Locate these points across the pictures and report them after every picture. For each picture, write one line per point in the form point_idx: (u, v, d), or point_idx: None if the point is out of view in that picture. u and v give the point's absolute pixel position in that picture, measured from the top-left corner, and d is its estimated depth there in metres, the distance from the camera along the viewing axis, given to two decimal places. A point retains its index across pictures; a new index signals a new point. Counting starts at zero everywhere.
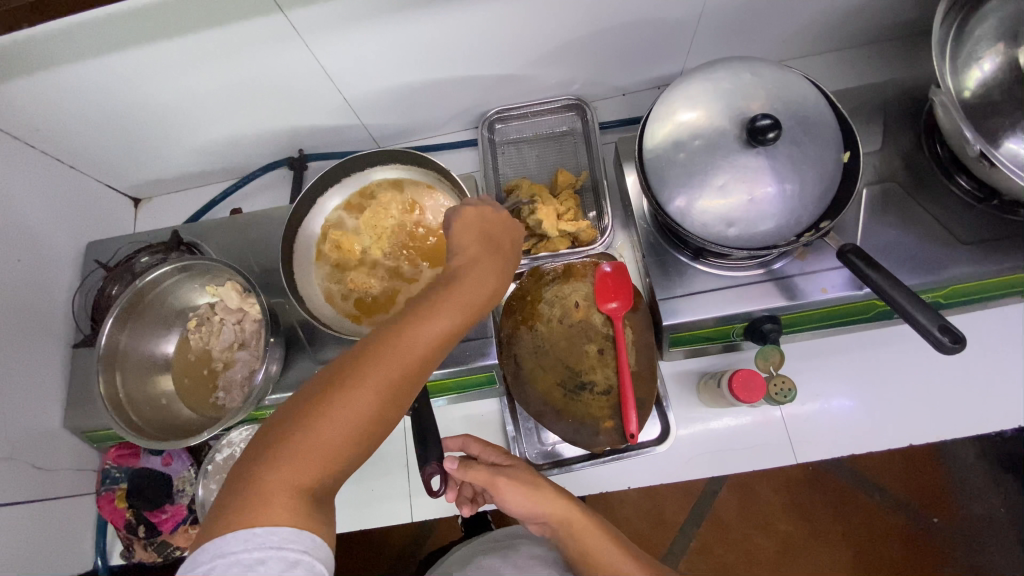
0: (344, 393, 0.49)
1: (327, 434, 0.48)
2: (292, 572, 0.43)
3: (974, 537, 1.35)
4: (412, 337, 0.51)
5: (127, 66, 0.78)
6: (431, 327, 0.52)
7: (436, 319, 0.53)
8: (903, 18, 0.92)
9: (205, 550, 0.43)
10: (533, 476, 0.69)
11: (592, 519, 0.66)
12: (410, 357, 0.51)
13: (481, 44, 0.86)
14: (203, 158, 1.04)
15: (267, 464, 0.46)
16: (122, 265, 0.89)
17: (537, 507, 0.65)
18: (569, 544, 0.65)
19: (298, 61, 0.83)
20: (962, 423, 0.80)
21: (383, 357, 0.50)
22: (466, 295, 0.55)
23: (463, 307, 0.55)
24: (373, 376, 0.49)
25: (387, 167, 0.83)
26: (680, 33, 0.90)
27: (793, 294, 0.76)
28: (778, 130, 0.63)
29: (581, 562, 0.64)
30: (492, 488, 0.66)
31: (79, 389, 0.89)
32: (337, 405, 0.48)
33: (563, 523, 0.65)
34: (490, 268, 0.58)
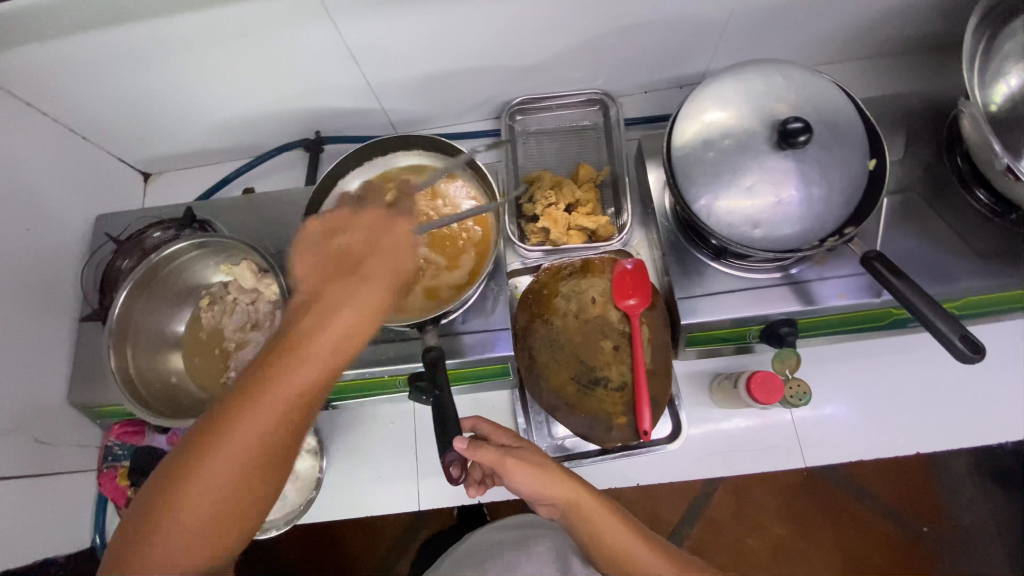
0: (201, 472, 0.49)
1: (196, 513, 0.49)
2: None
3: (961, 547, 1.38)
4: (264, 402, 0.50)
5: (150, 37, 0.77)
6: (283, 386, 0.50)
7: (287, 376, 0.50)
8: (927, 31, 0.93)
9: None
10: (542, 457, 0.69)
11: (600, 501, 0.67)
12: (268, 421, 0.50)
13: (509, 33, 0.85)
14: (218, 135, 1.03)
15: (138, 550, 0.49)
16: (134, 239, 0.87)
17: (547, 489, 0.66)
18: (578, 524, 0.67)
19: (324, 41, 0.82)
20: (969, 433, 0.81)
21: (238, 431, 0.49)
22: (318, 342, 0.51)
23: (319, 356, 0.51)
24: (231, 451, 0.49)
25: (411, 152, 0.82)
26: (708, 33, 0.90)
27: (809, 299, 0.77)
28: (809, 133, 0.64)
29: (589, 542, 0.66)
30: (502, 470, 0.66)
31: (83, 363, 0.87)
32: (196, 485, 0.49)
33: (573, 505, 0.66)
34: (350, 302, 0.52)
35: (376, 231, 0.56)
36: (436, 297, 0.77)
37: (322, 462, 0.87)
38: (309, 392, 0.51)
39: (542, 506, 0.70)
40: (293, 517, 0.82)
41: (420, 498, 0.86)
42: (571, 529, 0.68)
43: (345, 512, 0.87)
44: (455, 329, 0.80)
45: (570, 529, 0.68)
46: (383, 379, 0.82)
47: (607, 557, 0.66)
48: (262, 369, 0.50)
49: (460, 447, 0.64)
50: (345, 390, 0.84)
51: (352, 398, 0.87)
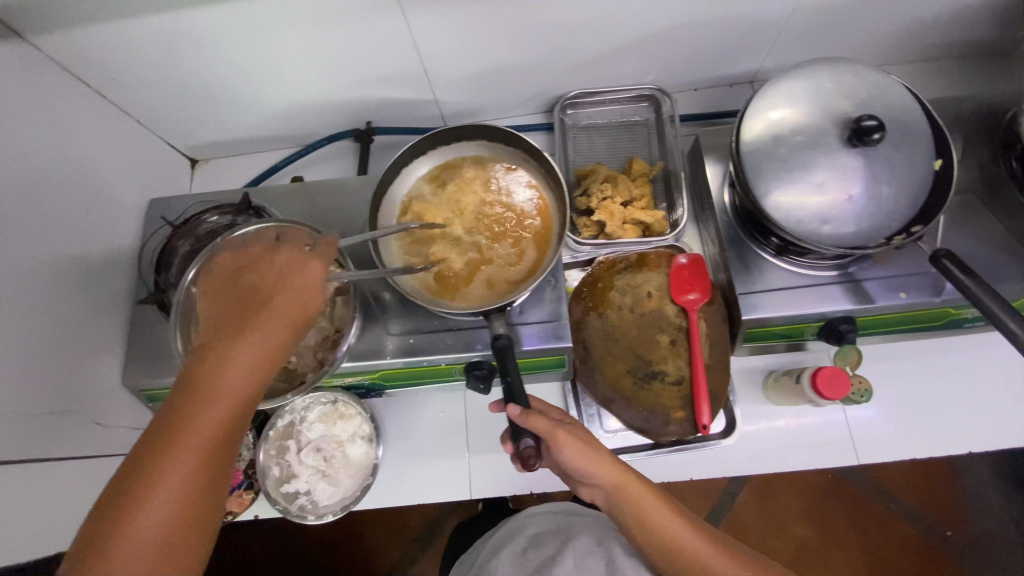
0: (130, 534, 0.49)
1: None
2: None
3: (985, 552, 1.38)
4: (185, 448, 0.51)
5: (219, 20, 0.77)
6: (200, 429, 0.52)
7: (201, 417, 0.52)
8: (982, 35, 0.93)
9: None
10: (587, 435, 0.68)
11: (646, 486, 0.66)
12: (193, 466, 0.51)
13: (571, 27, 0.85)
14: (268, 123, 1.03)
15: None
16: (191, 222, 0.88)
17: (592, 470, 0.64)
18: (621, 505, 0.65)
19: (388, 30, 0.82)
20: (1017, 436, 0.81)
21: (165, 477, 0.50)
22: (228, 377, 0.54)
23: (238, 383, 0.54)
24: (164, 490, 0.50)
25: (472, 143, 0.82)
26: (766, 32, 0.90)
27: (869, 297, 0.77)
28: (884, 131, 0.65)
29: (634, 526, 0.64)
30: (551, 441, 0.64)
31: (135, 344, 0.86)
32: (127, 549, 0.48)
33: (617, 487, 0.65)
34: (258, 334, 0.55)
35: (283, 258, 0.59)
36: (498, 285, 0.76)
37: (376, 448, 0.86)
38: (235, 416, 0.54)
39: (584, 488, 0.68)
40: (349, 503, 0.82)
41: (472, 487, 0.88)
42: (613, 512, 0.66)
43: (394, 498, 0.88)
44: (515, 319, 0.80)
45: (613, 512, 0.66)
46: (438, 368, 0.82)
47: (652, 540, 0.63)
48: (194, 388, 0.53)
49: (514, 413, 0.65)
50: (398, 377, 0.84)
51: (403, 385, 0.87)
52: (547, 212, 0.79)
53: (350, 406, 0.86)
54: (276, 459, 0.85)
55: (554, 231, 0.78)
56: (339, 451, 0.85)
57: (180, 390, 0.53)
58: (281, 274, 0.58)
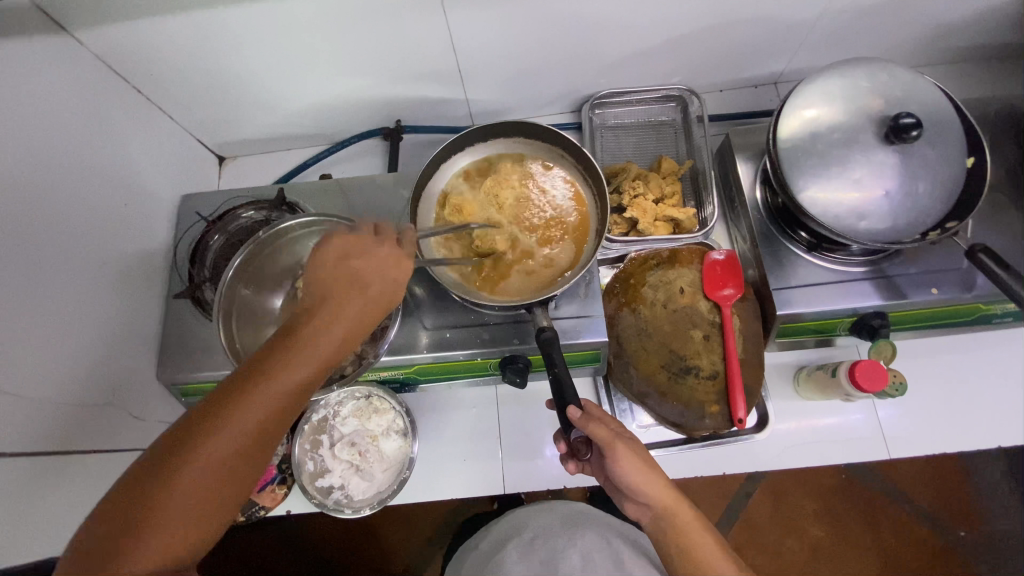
0: (165, 500, 0.49)
1: (158, 541, 0.48)
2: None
3: (998, 551, 1.39)
4: (243, 416, 0.52)
5: (263, 16, 0.78)
6: (260, 398, 0.53)
7: (262, 388, 0.53)
8: (1004, 38, 0.95)
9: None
10: (646, 455, 0.67)
11: (696, 516, 0.65)
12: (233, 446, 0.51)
13: (607, 27, 0.86)
14: (299, 120, 1.04)
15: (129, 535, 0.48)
16: (226, 217, 0.89)
17: (645, 487, 0.64)
18: (666, 529, 0.64)
19: (427, 28, 0.83)
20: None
21: (222, 435, 0.51)
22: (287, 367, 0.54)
23: (309, 360, 0.55)
24: (223, 444, 0.51)
25: (509, 140, 0.83)
26: (795, 34, 0.92)
27: (902, 292, 0.78)
28: (921, 129, 0.66)
29: (676, 552, 0.63)
30: (607, 450, 0.64)
31: (169, 337, 0.86)
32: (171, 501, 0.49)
33: (665, 510, 0.65)
34: (322, 332, 0.56)
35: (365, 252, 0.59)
36: (538, 278, 0.77)
37: (411, 444, 0.86)
38: (298, 391, 0.55)
39: (630, 504, 0.68)
40: (385, 497, 0.82)
41: (506, 482, 0.88)
42: (655, 537, 0.65)
43: (426, 492, 0.88)
44: (552, 314, 0.81)
45: (656, 535, 0.65)
46: (473, 362, 0.82)
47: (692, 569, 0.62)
48: (266, 361, 0.54)
49: (570, 414, 0.65)
50: (434, 372, 0.84)
51: (437, 380, 0.87)
52: (585, 207, 0.80)
53: (383, 400, 0.87)
54: (310, 453, 0.85)
55: (592, 225, 0.79)
56: (373, 446, 0.85)
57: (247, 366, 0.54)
58: (360, 271, 0.58)
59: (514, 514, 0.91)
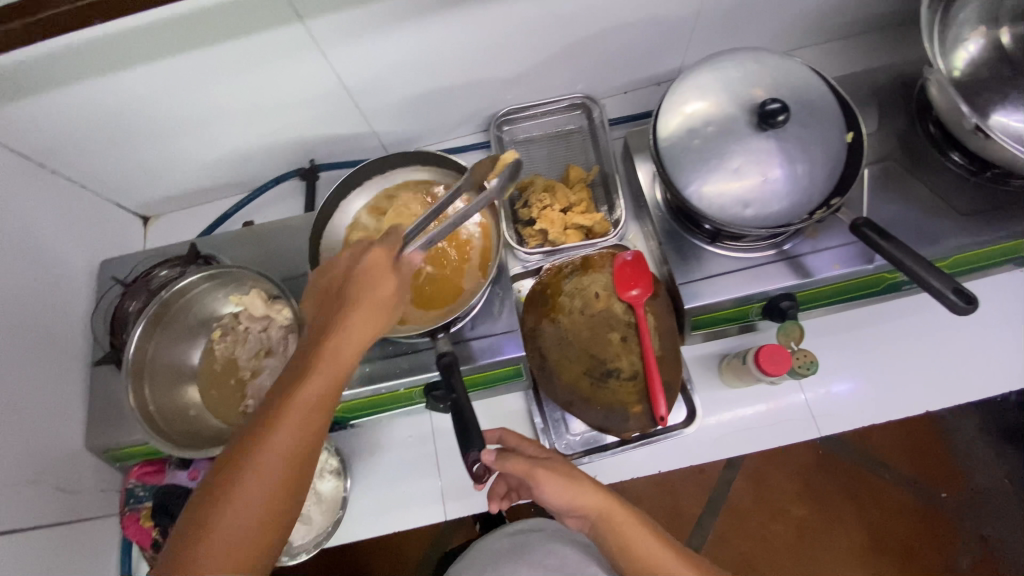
0: (225, 512, 0.49)
1: (228, 549, 0.49)
2: None
3: (982, 508, 1.38)
4: (292, 419, 0.53)
5: (147, 79, 0.79)
6: (305, 398, 0.53)
7: (304, 391, 0.54)
8: (887, 9, 0.97)
9: None
10: (569, 469, 0.70)
11: (633, 512, 0.66)
12: (248, 512, 0.50)
13: (494, 48, 0.88)
14: (214, 172, 1.05)
15: (194, 554, 0.48)
16: (141, 279, 0.89)
17: (575, 499, 0.66)
18: (604, 537, 0.65)
19: (314, 71, 0.84)
20: (960, 395, 0.84)
21: (276, 439, 0.52)
22: (279, 423, 0.52)
23: (344, 352, 0.57)
24: (280, 446, 0.52)
25: (408, 168, 0.84)
26: (681, 31, 0.93)
27: (805, 271, 0.79)
28: (788, 112, 0.68)
29: (616, 553, 0.64)
30: (530, 478, 0.68)
31: (100, 405, 0.87)
32: (234, 513, 0.49)
33: (601, 516, 0.65)
34: (327, 355, 0.56)
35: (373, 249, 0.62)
36: (444, 303, 0.78)
37: (345, 482, 0.87)
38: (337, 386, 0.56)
39: (571, 519, 0.69)
40: (321, 540, 0.84)
41: (449, 508, 0.88)
42: (600, 545, 0.66)
43: (372, 530, 0.87)
44: (463, 336, 0.82)
45: (599, 542, 0.66)
46: (398, 393, 0.83)
47: (632, 564, 0.62)
48: (305, 366, 0.55)
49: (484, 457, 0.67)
50: (360, 408, 0.84)
51: (367, 415, 0.88)
52: (487, 229, 0.81)
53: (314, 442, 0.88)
54: None
55: (496, 247, 0.80)
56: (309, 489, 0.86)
57: (291, 375, 0.55)
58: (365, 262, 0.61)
59: (475, 544, 0.94)
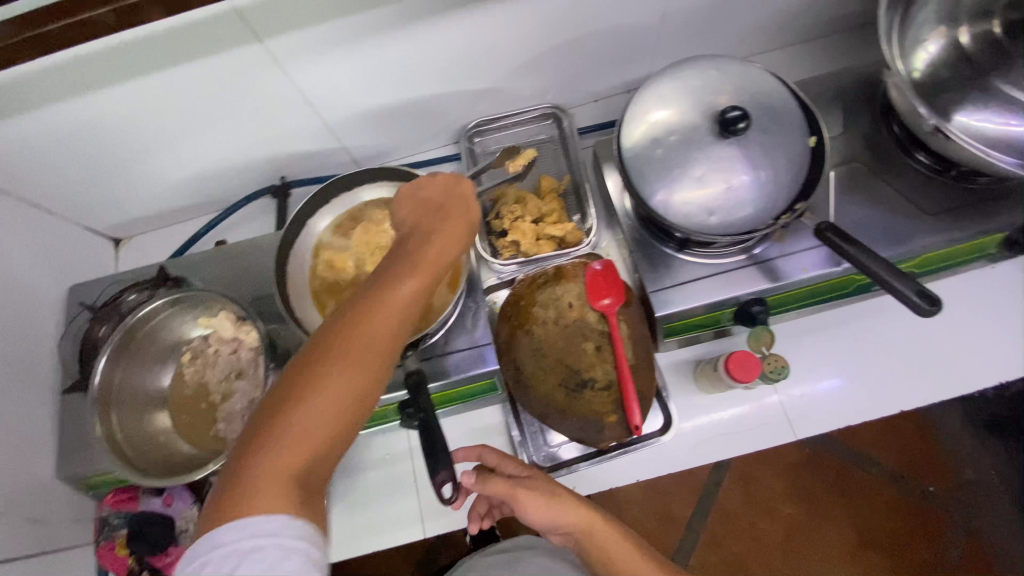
0: (303, 404, 0.48)
1: (303, 438, 0.47)
2: (286, 561, 0.43)
3: (973, 502, 1.36)
4: (381, 319, 0.52)
5: (108, 104, 0.78)
6: (395, 301, 0.53)
7: (395, 295, 0.53)
8: (850, 11, 0.98)
9: (202, 543, 0.44)
10: (550, 485, 0.71)
11: (614, 525, 0.69)
12: (333, 401, 0.48)
13: (460, 62, 0.88)
14: (184, 192, 1.04)
15: (268, 444, 0.47)
16: (110, 304, 0.88)
17: (558, 517, 0.67)
18: (588, 550, 0.67)
19: (278, 89, 0.83)
20: (926, 394, 0.86)
21: (362, 336, 0.51)
22: (371, 320, 0.51)
23: (430, 268, 0.57)
24: (368, 344, 0.51)
25: (376, 185, 0.85)
26: (647, 39, 0.94)
27: (775, 275, 0.79)
28: (748, 120, 0.68)
29: (600, 566, 0.66)
30: (511, 500, 0.68)
31: (71, 434, 0.86)
32: (312, 405, 0.48)
33: (585, 531, 0.67)
34: (414, 266, 0.56)
35: (449, 187, 0.65)
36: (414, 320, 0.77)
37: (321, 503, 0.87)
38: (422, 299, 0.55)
39: (555, 534, 0.71)
40: None
41: (428, 525, 0.87)
42: (584, 557, 0.69)
43: (351, 550, 0.87)
44: (438, 351, 0.83)
45: (583, 555, 0.68)
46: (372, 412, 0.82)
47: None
48: (391, 276, 0.55)
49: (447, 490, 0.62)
50: None
51: None
52: None
53: None
54: None
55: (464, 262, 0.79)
56: None
57: (379, 282, 0.55)
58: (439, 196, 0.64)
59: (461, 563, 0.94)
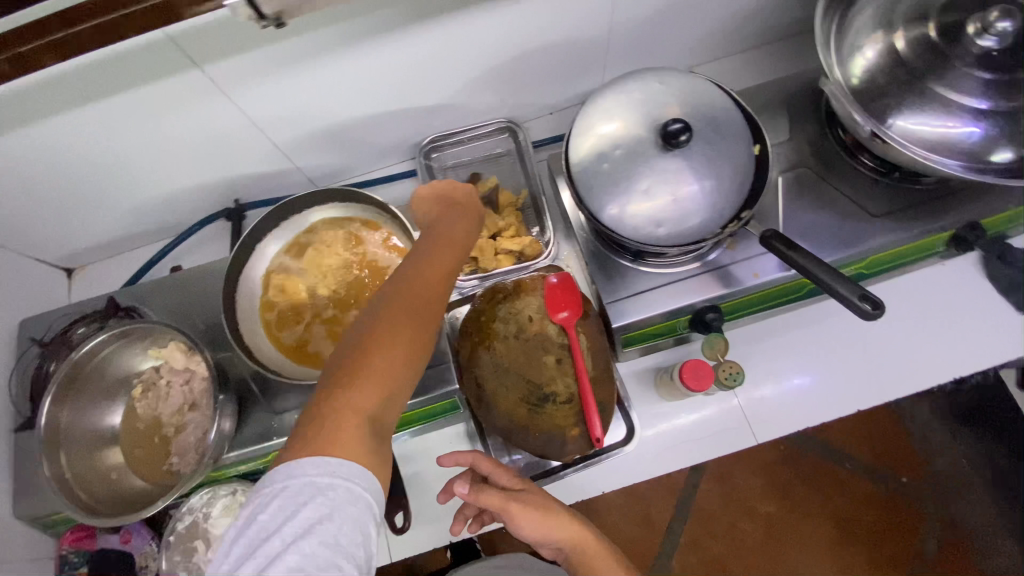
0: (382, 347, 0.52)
1: (381, 377, 0.51)
2: (354, 505, 0.46)
3: (945, 490, 1.37)
4: (436, 276, 0.58)
5: (48, 136, 0.76)
6: (446, 263, 0.60)
7: (444, 258, 0.61)
8: (792, 18, 1.00)
9: (281, 471, 0.47)
10: (544, 499, 0.70)
11: (602, 543, 0.69)
12: (405, 352, 0.53)
13: (409, 80, 0.88)
14: (136, 218, 1.02)
15: (349, 385, 0.50)
16: (58, 338, 0.87)
17: (550, 534, 0.67)
18: (575, 564, 0.68)
19: (224, 113, 0.82)
20: (882, 391, 0.87)
21: (425, 288, 0.56)
22: (431, 278, 0.57)
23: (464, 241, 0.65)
24: (428, 297, 0.56)
25: (324, 207, 0.84)
26: (596, 51, 0.95)
27: (729, 282, 0.80)
28: (689, 131, 0.69)
29: None
30: (504, 514, 0.67)
31: (24, 474, 0.83)
32: (387, 350, 0.52)
33: (575, 547, 0.68)
34: (449, 237, 0.65)
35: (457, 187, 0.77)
36: None
37: None
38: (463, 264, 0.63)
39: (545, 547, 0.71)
40: None
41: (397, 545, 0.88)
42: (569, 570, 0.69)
43: None
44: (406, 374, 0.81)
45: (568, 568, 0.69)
46: None
47: None
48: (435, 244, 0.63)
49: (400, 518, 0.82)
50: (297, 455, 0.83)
51: None
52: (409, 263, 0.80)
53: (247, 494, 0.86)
54: (183, 564, 0.85)
55: None
56: None
57: (425, 248, 0.62)
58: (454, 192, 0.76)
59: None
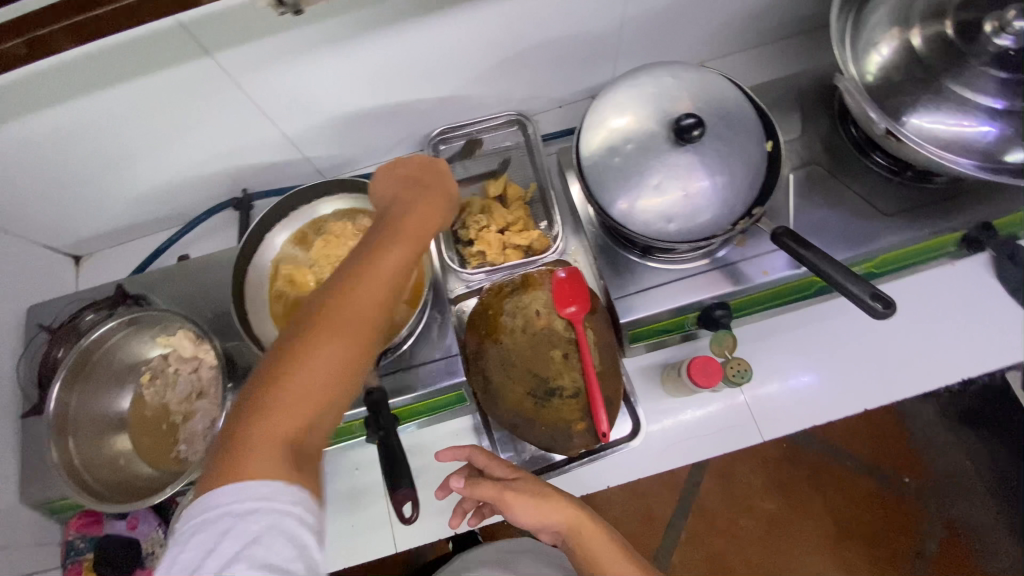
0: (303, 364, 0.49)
1: (299, 397, 0.49)
2: (283, 522, 0.45)
3: (948, 492, 1.36)
4: (375, 284, 0.53)
5: (59, 122, 0.76)
6: (389, 266, 0.55)
7: (387, 260, 0.55)
8: (806, 14, 0.99)
9: (196, 505, 0.46)
10: (540, 486, 0.70)
11: (601, 526, 0.69)
12: (324, 373, 0.50)
13: (419, 70, 0.87)
14: (144, 207, 1.02)
15: (265, 405, 0.48)
16: (68, 325, 0.86)
17: (547, 518, 0.67)
18: (574, 549, 0.68)
19: (234, 101, 0.82)
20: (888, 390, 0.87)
21: (354, 300, 0.52)
22: (364, 290, 0.53)
23: (415, 237, 0.58)
24: (359, 309, 0.52)
25: (334, 198, 0.84)
26: (607, 45, 0.94)
27: (738, 278, 0.80)
28: (702, 127, 0.68)
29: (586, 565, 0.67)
30: (500, 502, 0.67)
31: (32, 460, 0.83)
32: (306, 368, 0.49)
33: (573, 532, 0.67)
34: (398, 232, 0.58)
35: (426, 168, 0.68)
36: None
37: None
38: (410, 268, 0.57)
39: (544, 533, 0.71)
40: None
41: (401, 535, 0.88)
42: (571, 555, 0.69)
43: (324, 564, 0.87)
44: (405, 365, 0.83)
45: (569, 552, 0.69)
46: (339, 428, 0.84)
47: None
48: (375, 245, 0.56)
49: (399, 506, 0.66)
50: None
51: None
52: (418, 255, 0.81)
53: None
54: None
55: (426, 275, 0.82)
56: None
57: (365, 247, 0.56)
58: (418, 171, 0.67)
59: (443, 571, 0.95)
